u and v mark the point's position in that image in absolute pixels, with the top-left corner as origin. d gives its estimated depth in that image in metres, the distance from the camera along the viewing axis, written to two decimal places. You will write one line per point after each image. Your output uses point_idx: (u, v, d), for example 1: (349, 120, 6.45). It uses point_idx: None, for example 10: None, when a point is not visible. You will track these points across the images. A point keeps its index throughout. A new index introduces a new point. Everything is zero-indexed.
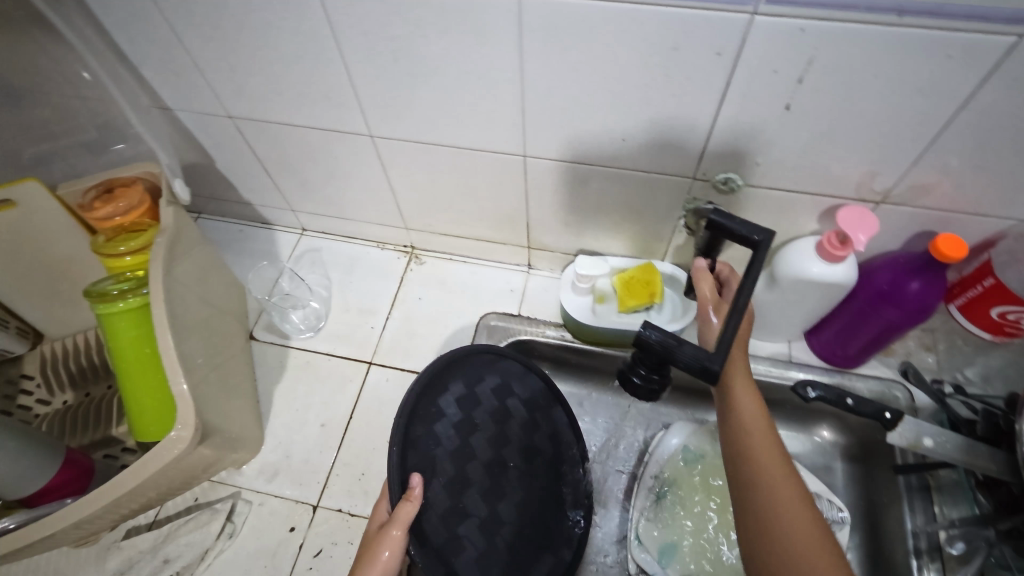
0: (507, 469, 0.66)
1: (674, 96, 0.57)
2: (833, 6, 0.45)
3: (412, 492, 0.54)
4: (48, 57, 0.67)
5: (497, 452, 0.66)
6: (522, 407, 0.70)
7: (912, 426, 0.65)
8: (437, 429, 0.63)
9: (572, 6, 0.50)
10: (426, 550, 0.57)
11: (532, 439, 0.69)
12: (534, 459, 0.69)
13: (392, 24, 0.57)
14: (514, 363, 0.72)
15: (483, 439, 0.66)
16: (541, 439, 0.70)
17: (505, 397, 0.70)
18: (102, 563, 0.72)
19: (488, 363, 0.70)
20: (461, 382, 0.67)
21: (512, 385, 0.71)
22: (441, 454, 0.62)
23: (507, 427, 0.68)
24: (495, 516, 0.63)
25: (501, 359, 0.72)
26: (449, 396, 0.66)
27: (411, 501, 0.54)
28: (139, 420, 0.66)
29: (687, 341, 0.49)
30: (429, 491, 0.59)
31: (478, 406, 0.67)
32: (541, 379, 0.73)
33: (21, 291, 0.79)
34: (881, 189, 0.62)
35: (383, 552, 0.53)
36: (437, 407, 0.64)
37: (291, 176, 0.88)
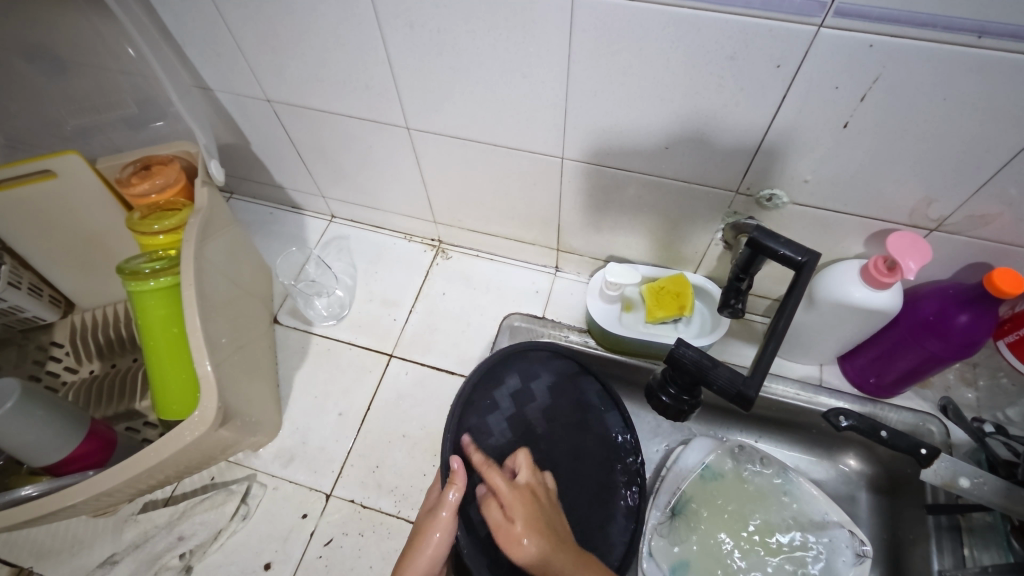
0: (556, 468, 0.65)
1: (725, 107, 0.55)
2: (908, 23, 0.43)
3: (455, 476, 0.55)
4: (96, 31, 0.67)
5: (546, 450, 0.66)
6: (575, 408, 0.70)
7: (948, 464, 0.63)
8: (489, 420, 0.65)
9: (627, 8, 0.49)
10: (471, 537, 0.58)
11: (582, 441, 0.68)
12: (585, 461, 0.67)
13: (439, 16, 0.56)
14: (569, 363, 0.72)
15: (535, 436, 0.66)
16: (591, 441, 0.69)
17: (559, 397, 0.70)
18: (118, 534, 0.73)
19: (542, 360, 0.71)
20: (514, 378, 0.69)
21: (567, 383, 0.71)
22: (491, 444, 0.64)
23: (558, 427, 0.68)
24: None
25: (557, 358, 0.72)
26: (505, 391, 0.68)
27: (456, 486, 0.55)
28: (162, 398, 0.67)
29: (722, 363, 0.47)
30: (473, 482, 0.60)
31: (532, 402, 0.68)
32: (596, 380, 0.72)
33: (56, 260, 0.80)
34: (936, 217, 0.59)
35: (433, 534, 0.54)
36: (490, 399, 0.67)
37: (325, 163, 0.88)
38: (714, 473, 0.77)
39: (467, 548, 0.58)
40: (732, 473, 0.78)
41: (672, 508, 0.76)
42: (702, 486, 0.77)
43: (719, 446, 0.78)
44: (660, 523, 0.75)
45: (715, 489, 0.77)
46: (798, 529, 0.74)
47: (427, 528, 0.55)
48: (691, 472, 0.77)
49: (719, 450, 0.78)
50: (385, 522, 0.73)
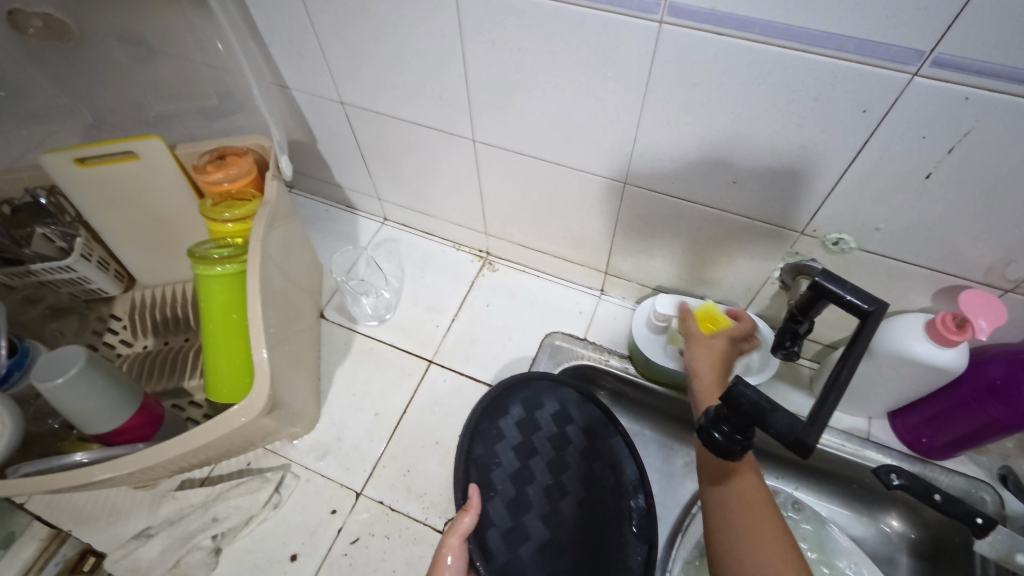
0: (567, 495, 0.66)
1: (802, 146, 0.54)
2: (1010, 78, 0.42)
3: (470, 503, 0.57)
4: (191, 25, 0.71)
5: (557, 479, 0.67)
6: (581, 435, 0.70)
7: (1005, 537, 0.60)
8: (495, 448, 0.67)
9: (716, 41, 0.49)
10: (490, 566, 0.58)
11: (592, 468, 0.68)
12: (595, 487, 0.67)
13: (522, 36, 0.57)
14: (572, 391, 0.73)
15: (543, 464, 0.68)
16: (602, 468, 0.68)
17: (563, 424, 0.71)
18: (155, 508, 0.75)
19: (546, 389, 0.72)
20: (520, 406, 0.70)
21: (570, 409, 0.72)
22: (499, 474, 0.65)
23: (567, 455, 0.69)
24: (554, 542, 0.62)
25: (560, 386, 0.73)
26: (510, 420, 0.69)
27: (467, 512, 0.56)
28: (214, 381, 0.68)
29: (781, 408, 0.45)
30: (489, 510, 0.62)
31: (536, 432, 0.69)
32: (599, 409, 0.72)
33: (127, 238, 0.84)
34: (1013, 277, 0.57)
35: (446, 558, 0.54)
36: (492, 430, 0.68)
37: (386, 167, 0.90)
38: None
39: None
40: None
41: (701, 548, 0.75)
42: None
43: None
44: (688, 562, 0.74)
45: None
46: None
47: (439, 555, 0.55)
48: None
49: None
50: (413, 528, 0.73)
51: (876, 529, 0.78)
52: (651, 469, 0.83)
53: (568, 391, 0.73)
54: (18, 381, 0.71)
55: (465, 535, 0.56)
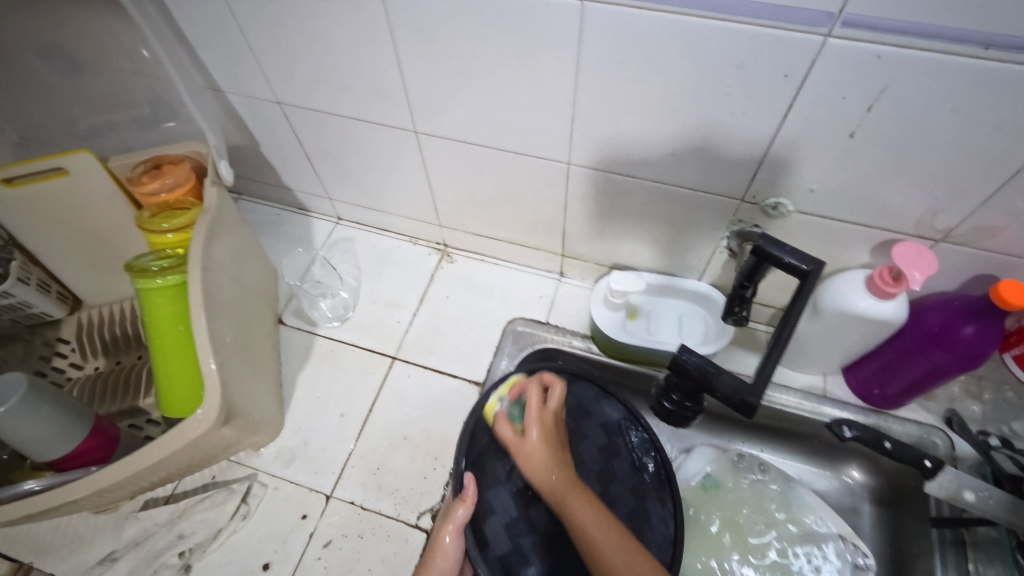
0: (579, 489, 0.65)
1: (733, 114, 0.55)
2: (915, 34, 0.43)
3: (465, 495, 0.61)
4: (111, 32, 0.68)
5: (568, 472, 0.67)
6: (599, 431, 0.70)
7: (952, 477, 0.63)
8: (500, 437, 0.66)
9: (637, 16, 0.49)
10: (488, 556, 0.60)
11: (608, 465, 0.68)
12: (611, 484, 0.67)
13: (450, 21, 0.56)
14: (588, 385, 0.73)
15: None
16: (622, 466, 0.68)
17: (580, 420, 0.70)
18: (118, 531, 0.73)
19: (561, 381, 0.72)
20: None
21: (581, 402, 0.71)
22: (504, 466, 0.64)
23: (581, 450, 0.68)
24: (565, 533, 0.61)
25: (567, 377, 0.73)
26: None
27: (463, 502, 0.60)
28: (167, 396, 0.67)
29: (727, 371, 0.48)
30: (490, 498, 0.62)
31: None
32: (624, 406, 0.71)
33: (65, 257, 0.81)
34: (942, 227, 0.59)
35: (443, 539, 0.60)
36: (496, 421, 0.67)
37: (333, 166, 0.88)
38: (714, 481, 0.80)
39: (483, 568, 0.58)
40: (731, 484, 0.79)
41: None
42: (704, 494, 0.79)
43: (720, 455, 0.82)
44: None
45: (716, 497, 0.79)
46: (799, 539, 0.75)
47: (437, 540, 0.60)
48: (690, 480, 0.80)
49: (720, 460, 0.81)
50: (385, 525, 0.73)
51: (837, 481, 0.81)
52: None
53: (584, 385, 0.73)
54: None
55: (462, 524, 0.60)
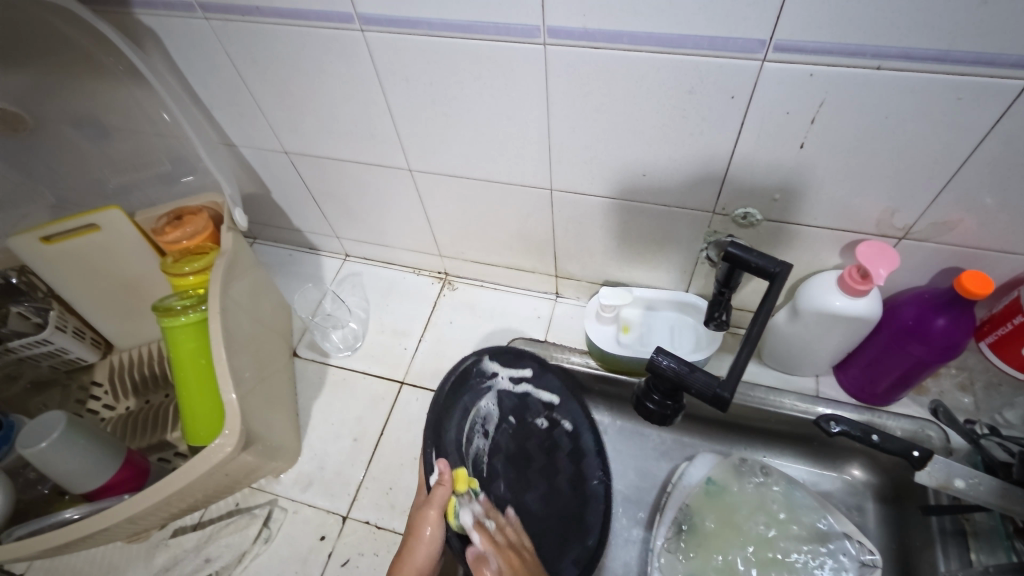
0: (531, 460, 0.76)
1: (691, 135, 0.60)
2: (840, 53, 0.48)
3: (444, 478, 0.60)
4: (136, 101, 0.75)
5: (518, 466, 0.75)
6: (540, 407, 0.79)
7: (943, 466, 0.64)
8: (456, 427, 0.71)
9: (594, 55, 0.55)
10: (471, 526, 0.69)
11: (550, 438, 0.78)
12: (555, 456, 0.77)
13: (431, 71, 0.63)
14: (532, 364, 0.79)
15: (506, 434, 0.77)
16: (560, 437, 0.77)
17: (523, 398, 0.79)
18: (150, 558, 0.78)
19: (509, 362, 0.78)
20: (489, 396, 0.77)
21: (531, 399, 0.79)
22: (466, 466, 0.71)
23: (528, 427, 0.78)
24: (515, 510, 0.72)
25: (522, 358, 0.79)
26: (473, 397, 0.75)
27: (444, 484, 0.60)
28: (191, 425, 0.73)
29: (698, 369, 0.53)
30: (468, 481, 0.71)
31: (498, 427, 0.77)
32: (559, 377, 0.79)
33: (96, 306, 0.88)
34: (902, 225, 0.63)
35: (424, 530, 0.57)
36: (456, 415, 0.72)
37: (338, 207, 0.95)
38: (718, 486, 0.80)
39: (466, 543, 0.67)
40: (737, 488, 0.80)
41: (678, 523, 0.78)
42: (708, 500, 0.80)
43: (721, 460, 0.82)
44: (667, 540, 0.76)
45: (720, 502, 0.80)
46: (804, 540, 0.76)
47: (420, 520, 0.58)
48: (696, 486, 0.80)
49: (722, 465, 0.81)
50: (399, 542, 0.76)
51: (839, 480, 0.82)
52: (623, 456, 0.87)
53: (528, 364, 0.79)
54: (7, 453, 0.76)
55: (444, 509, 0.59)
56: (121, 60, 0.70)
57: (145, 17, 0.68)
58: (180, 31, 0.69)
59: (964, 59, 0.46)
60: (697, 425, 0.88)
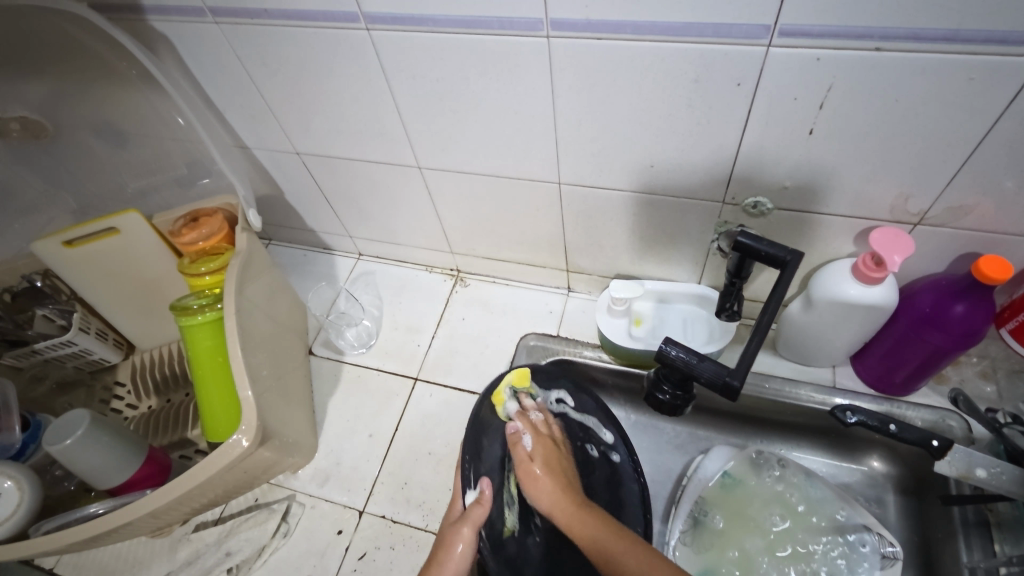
0: None
1: (698, 125, 0.60)
2: (848, 36, 0.47)
3: (483, 498, 0.64)
4: (152, 106, 0.77)
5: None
6: (579, 429, 0.75)
7: (963, 455, 0.63)
8: (496, 446, 0.71)
9: (598, 45, 0.55)
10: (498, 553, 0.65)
11: (589, 465, 0.73)
12: (593, 482, 0.72)
13: (437, 67, 0.63)
14: (569, 385, 0.77)
15: None
16: (599, 466, 0.73)
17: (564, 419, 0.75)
18: (173, 553, 0.80)
19: (545, 380, 0.77)
20: (527, 416, 0.74)
21: (571, 422, 0.75)
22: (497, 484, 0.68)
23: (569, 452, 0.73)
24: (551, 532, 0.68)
25: (555, 380, 0.77)
26: (510, 413, 0.74)
27: (482, 505, 0.64)
28: (211, 421, 0.75)
29: (707, 359, 0.54)
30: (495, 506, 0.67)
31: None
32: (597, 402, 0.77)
33: (118, 308, 0.91)
34: (916, 211, 0.62)
35: (457, 546, 0.61)
36: (495, 431, 0.72)
37: (350, 206, 0.96)
38: (734, 480, 0.79)
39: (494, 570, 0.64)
40: (754, 482, 0.79)
41: (694, 516, 0.77)
42: (724, 493, 0.79)
43: (738, 454, 0.81)
44: (684, 533, 0.76)
45: (736, 495, 0.79)
46: (821, 532, 0.75)
47: (450, 539, 0.61)
48: (712, 480, 0.79)
49: (738, 458, 0.80)
50: (414, 536, 0.77)
51: (859, 472, 0.81)
52: (637, 449, 0.87)
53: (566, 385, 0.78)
54: (33, 453, 0.79)
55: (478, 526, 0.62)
56: (136, 66, 0.72)
57: (159, 23, 0.70)
58: (192, 36, 0.70)
59: (975, 38, 0.45)
60: (712, 418, 0.87)
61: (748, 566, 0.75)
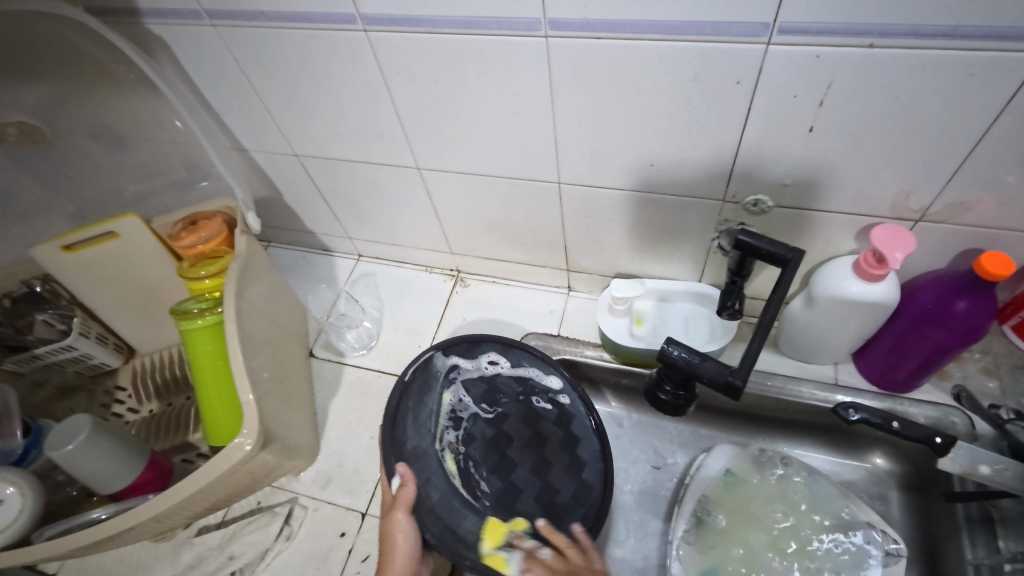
0: (512, 442, 0.68)
1: (697, 123, 0.60)
2: (847, 33, 0.47)
3: (406, 479, 0.61)
4: (150, 110, 0.77)
5: (499, 450, 0.67)
6: (513, 382, 0.72)
7: (966, 452, 0.63)
8: (421, 434, 0.65)
9: (596, 45, 0.55)
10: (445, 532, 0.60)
11: (534, 420, 0.69)
12: (538, 437, 0.68)
13: (434, 69, 0.63)
14: (492, 344, 0.73)
15: (484, 423, 0.69)
16: (542, 416, 0.69)
17: (493, 380, 0.72)
18: (176, 557, 0.80)
19: (464, 348, 0.73)
20: (451, 389, 0.70)
21: (500, 379, 0.72)
22: (436, 467, 0.64)
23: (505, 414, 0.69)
24: (502, 493, 0.64)
25: (479, 345, 0.73)
26: (433, 392, 0.69)
27: (407, 485, 0.60)
28: (212, 425, 0.75)
29: (709, 358, 0.54)
30: (428, 486, 0.62)
31: (471, 418, 0.69)
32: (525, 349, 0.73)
33: (118, 312, 0.90)
34: (918, 207, 0.62)
35: (397, 533, 0.59)
36: (417, 416, 0.66)
37: (349, 207, 0.96)
38: (737, 478, 0.79)
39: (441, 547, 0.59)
40: (757, 480, 0.79)
41: (696, 514, 0.77)
42: (727, 491, 0.79)
43: (740, 451, 0.80)
44: (687, 532, 0.76)
45: (739, 494, 0.79)
46: (824, 530, 0.75)
47: (392, 528, 0.60)
48: (714, 478, 0.79)
49: (741, 456, 0.80)
50: None
51: (862, 470, 0.80)
52: (639, 448, 0.86)
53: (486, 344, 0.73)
54: (36, 456, 0.79)
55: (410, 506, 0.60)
56: (133, 70, 0.72)
57: (155, 27, 0.69)
58: (189, 39, 0.70)
59: (976, 34, 0.45)
60: (714, 416, 0.87)
61: (752, 562, 0.75)
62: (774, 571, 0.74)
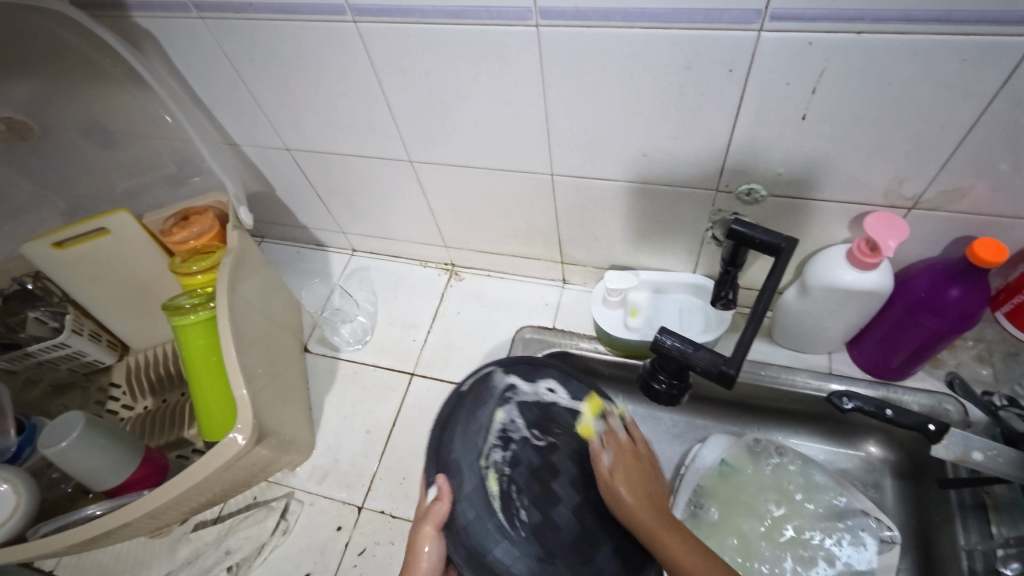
0: (559, 475, 0.60)
1: (690, 112, 0.59)
2: (839, 19, 0.47)
3: (444, 494, 0.56)
4: (139, 104, 0.76)
5: (545, 482, 0.59)
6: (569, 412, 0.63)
7: (960, 439, 0.63)
8: (466, 449, 0.59)
9: (587, 34, 0.54)
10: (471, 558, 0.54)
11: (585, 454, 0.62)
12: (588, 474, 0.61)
13: (426, 59, 0.63)
14: (553, 371, 0.65)
15: (533, 450, 0.61)
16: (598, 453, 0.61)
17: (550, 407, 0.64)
18: (173, 552, 0.80)
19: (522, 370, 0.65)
20: (505, 408, 0.62)
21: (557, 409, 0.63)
22: (473, 484, 0.57)
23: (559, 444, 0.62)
24: (540, 527, 0.56)
25: (540, 368, 0.66)
26: (485, 410, 0.62)
27: (442, 501, 0.56)
28: (207, 421, 0.74)
29: (703, 348, 0.55)
30: (462, 506, 0.56)
31: (522, 442, 0.61)
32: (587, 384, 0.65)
33: (111, 309, 0.90)
34: (911, 195, 0.61)
35: (423, 547, 0.56)
36: (466, 432, 0.60)
37: (343, 202, 0.95)
38: (732, 468, 0.79)
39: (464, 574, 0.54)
40: (752, 470, 0.79)
41: (692, 504, 0.78)
42: (722, 481, 0.79)
43: (735, 441, 0.81)
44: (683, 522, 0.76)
45: (734, 484, 0.79)
46: (819, 518, 0.75)
47: (416, 541, 0.56)
48: (709, 468, 0.79)
49: (736, 446, 0.80)
50: None
51: (856, 458, 0.81)
52: None
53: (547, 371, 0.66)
54: (30, 454, 0.79)
55: (440, 523, 0.55)
56: (121, 63, 0.71)
57: (143, 19, 0.69)
58: (177, 32, 0.69)
59: (968, 18, 0.44)
60: (709, 406, 0.87)
61: (747, 551, 0.75)
62: (767, 559, 0.75)
